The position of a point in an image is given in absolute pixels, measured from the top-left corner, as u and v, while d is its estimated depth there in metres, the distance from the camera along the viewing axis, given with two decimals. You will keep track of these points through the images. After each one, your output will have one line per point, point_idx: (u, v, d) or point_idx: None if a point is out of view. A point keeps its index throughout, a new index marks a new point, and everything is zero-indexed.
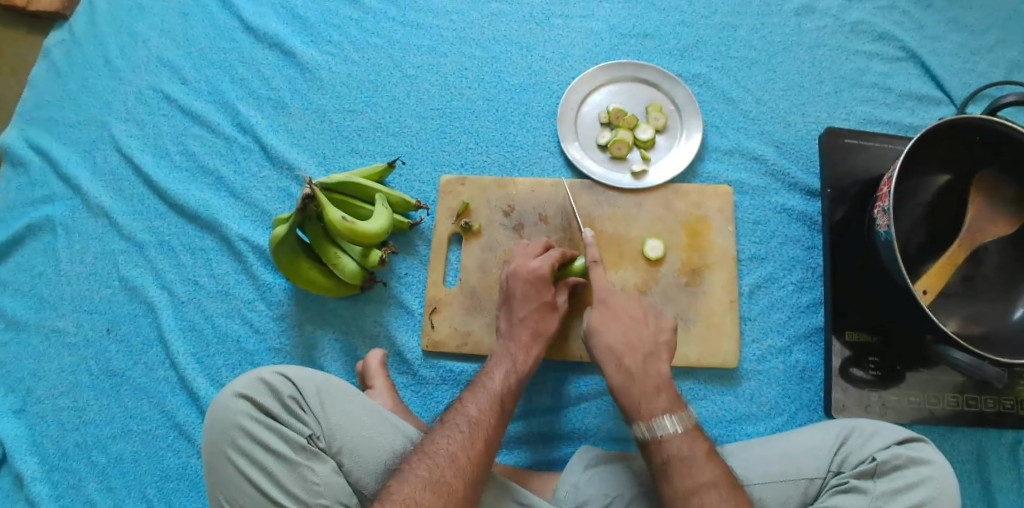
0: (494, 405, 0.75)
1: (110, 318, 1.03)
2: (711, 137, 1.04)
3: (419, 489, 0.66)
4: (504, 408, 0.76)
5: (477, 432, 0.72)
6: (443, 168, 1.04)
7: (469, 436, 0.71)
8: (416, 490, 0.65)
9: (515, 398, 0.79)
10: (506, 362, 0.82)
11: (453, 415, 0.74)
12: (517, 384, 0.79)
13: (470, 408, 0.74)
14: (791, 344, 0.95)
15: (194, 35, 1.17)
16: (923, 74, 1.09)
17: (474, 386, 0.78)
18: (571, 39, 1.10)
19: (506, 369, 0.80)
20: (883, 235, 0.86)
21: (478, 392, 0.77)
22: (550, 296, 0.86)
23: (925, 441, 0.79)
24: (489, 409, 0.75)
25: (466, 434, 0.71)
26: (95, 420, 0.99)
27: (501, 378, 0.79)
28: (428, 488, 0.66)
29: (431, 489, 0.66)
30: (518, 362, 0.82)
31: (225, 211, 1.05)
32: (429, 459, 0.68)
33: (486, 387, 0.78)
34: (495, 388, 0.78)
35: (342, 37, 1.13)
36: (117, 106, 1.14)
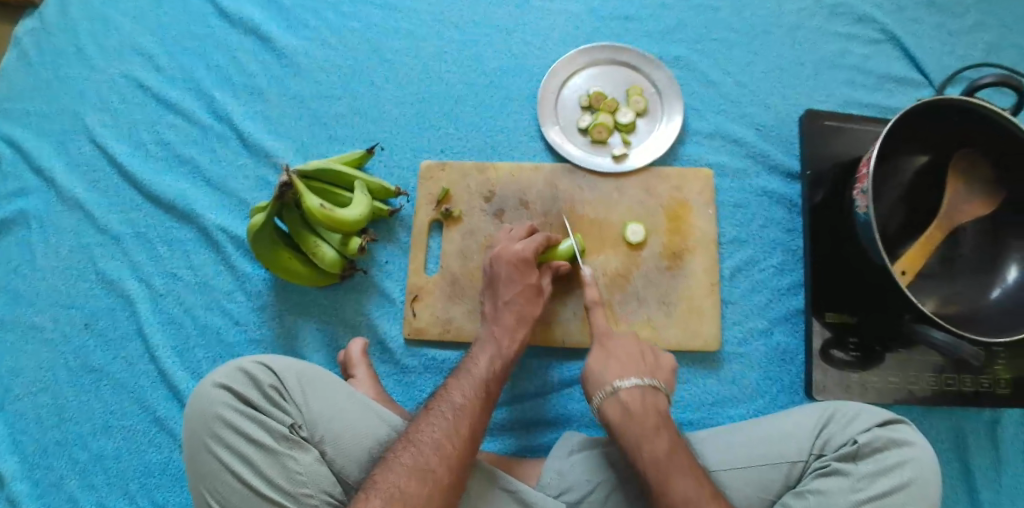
0: (479, 391, 0.75)
1: (87, 313, 1.01)
2: (692, 121, 1.03)
3: (404, 476, 0.65)
4: (489, 393, 0.76)
5: (461, 418, 0.71)
6: (423, 155, 1.02)
7: (453, 424, 0.70)
8: (400, 479, 0.65)
9: (500, 383, 0.78)
10: (490, 346, 0.81)
11: (437, 402, 0.74)
12: (501, 369, 0.79)
13: (454, 395, 0.74)
14: (772, 326, 0.96)
15: (167, 21, 1.14)
16: (903, 56, 1.09)
17: (459, 372, 0.78)
18: (550, 23, 1.08)
19: (490, 353, 0.80)
20: (862, 216, 0.86)
21: (463, 379, 0.76)
22: (535, 279, 0.86)
23: (903, 422, 0.80)
24: (475, 396, 0.74)
25: (451, 422, 0.71)
26: (75, 416, 0.97)
27: (486, 363, 0.79)
28: (412, 476, 0.65)
29: (415, 477, 0.65)
30: (503, 346, 0.81)
31: (203, 201, 1.04)
32: (414, 447, 0.68)
33: (471, 373, 0.77)
34: (479, 374, 0.77)
35: (319, 22, 1.11)
36: (90, 96, 1.12)
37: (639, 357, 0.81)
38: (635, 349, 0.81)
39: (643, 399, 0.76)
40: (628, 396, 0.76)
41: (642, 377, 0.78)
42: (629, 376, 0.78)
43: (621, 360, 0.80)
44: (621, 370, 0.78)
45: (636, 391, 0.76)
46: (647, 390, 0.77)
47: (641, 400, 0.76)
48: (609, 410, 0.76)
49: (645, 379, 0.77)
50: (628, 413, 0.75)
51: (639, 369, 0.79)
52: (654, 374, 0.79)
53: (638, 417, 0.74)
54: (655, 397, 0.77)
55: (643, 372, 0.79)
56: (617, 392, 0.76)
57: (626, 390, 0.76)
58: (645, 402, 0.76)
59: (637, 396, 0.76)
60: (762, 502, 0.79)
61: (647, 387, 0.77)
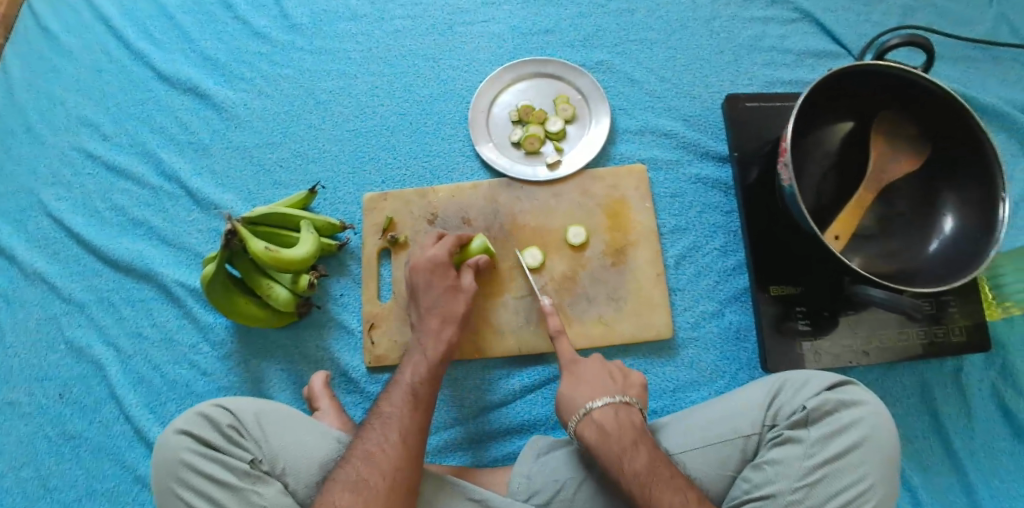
0: (407, 398, 0.78)
1: (60, 383, 1.03)
2: (621, 120, 1.07)
3: (351, 483, 0.68)
4: (418, 397, 0.78)
5: (405, 421, 0.75)
6: (366, 187, 1.06)
7: (397, 428, 0.74)
8: (334, 494, 0.68)
9: (433, 386, 0.81)
10: (418, 353, 0.84)
11: (380, 407, 0.77)
12: (431, 372, 0.82)
13: (383, 407, 0.77)
14: (722, 307, 0.98)
15: (110, 90, 1.18)
16: (818, 31, 1.13)
17: (390, 384, 0.81)
18: (475, 45, 1.12)
19: (417, 360, 0.83)
20: (787, 189, 0.89)
21: (402, 381, 0.80)
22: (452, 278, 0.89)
23: (853, 383, 0.81)
24: (402, 403, 0.77)
25: (380, 433, 0.73)
26: (58, 485, 0.99)
27: (412, 370, 0.82)
28: (346, 489, 0.68)
29: (349, 490, 0.68)
30: (429, 351, 0.84)
31: (160, 259, 1.06)
32: (347, 462, 0.71)
33: (399, 382, 0.80)
34: (417, 377, 0.81)
35: (254, 74, 1.15)
36: (42, 171, 1.14)
37: (610, 376, 0.84)
38: (603, 373, 0.84)
39: (618, 416, 0.78)
40: (601, 415, 0.78)
41: (613, 395, 0.80)
42: (600, 396, 0.80)
43: (592, 383, 0.82)
44: (592, 392, 0.81)
45: (608, 409, 0.78)
46: (619, 407, 0.79)
47: (615, 418, 0.77)
48: (586, 432, 0.78)
49: (616, 397, 0.79)
50: (606, 434, 0.76)
51: (610, 388, 0.81)
52: (625, 393, 0.81)
53: (614, 435, 0.76)
54: (628, 413, 0.79)
55: (613, 391, 0.81)
56: (590, 413, 0.78)
57: (599, 410, 0.78)
58: (621, 421, 0.77)
59: (611, 414, 0.78)
60: (723, 478, 0.81)
61: (619, 404, 0.79)
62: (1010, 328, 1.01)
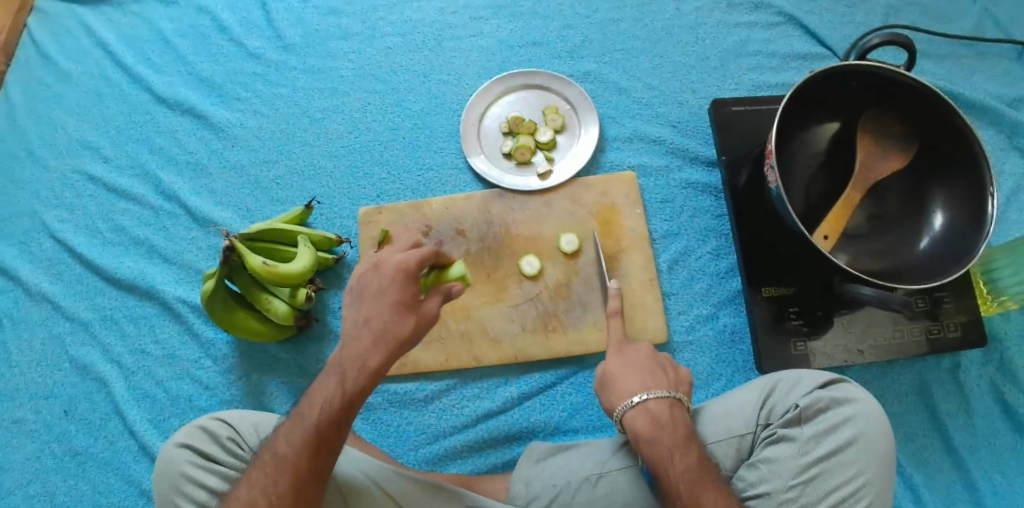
0: (303, 441, 0.68)
1: (66, 400, 1.05)
2: (610, 128, 1.09)
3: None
4: (319, 440, 0.68)
5: (315, 433, 0.68)
6: (362, 202, 1.08)
7: (306, 442, 0.68)
8: None
9: (341, 421, 0.69)
10: (331, 383, 0.69)
11: (290, 427, 0.70)
12: (339, 406, 0.68)
13: (281, 446, 0.69)
14: (716, 310, 0.99)
15: (109, 114, 1.21)
16: (802, 34, 1.15)
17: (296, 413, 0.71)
18: (465, 59, 1.15)
19: (329, 390, 0.69)
20: (775, 192, 0.91)
21: (330, 378, 0.69)
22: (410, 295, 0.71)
23: (845, 380, 0.82)
24: (298, 450, 0.68)
25: (269, 483, 0.68)
26: (66, 501, 1.00)
27: (318, 406, 0.69)
28: None
29: None
30: (342, 382, 0.69)
31: (161, 277, 1.08)
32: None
33: (302, 418, 0.69)
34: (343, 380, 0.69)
35: (249, 93, 1.17)
36: (45, 194, 1.17)
37: (660, 368, 0.81)
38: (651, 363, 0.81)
39: (672, 411, 0.76)
40: (655, 407, 0.76)
41: (667, 390, 0.78)
42: (654, 388, 0.78)
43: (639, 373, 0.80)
44: (644, 383, 0.79)
45: (663, 402, 0.77)
46: (672, 402, 0.77)
47: (668, 412, 0.76)
48: (635, 420, 0.76)
49: (672, 392, 0.78)
50: (660, 426, 0.75)
51: (662, 383, 0.79)
52: (677, 388, 0.80)
53: (667, 429, 0.74)
54: (680, 410, 0.77)
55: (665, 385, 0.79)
56: (645, 403, 0.76)
57: (653, 402, 0.76)
58: (674, 417, 0.76)
59: (665, 407, 0.76)
60: None
61: (673, 400, 0.77)
62: (1005, 321, 1.02)
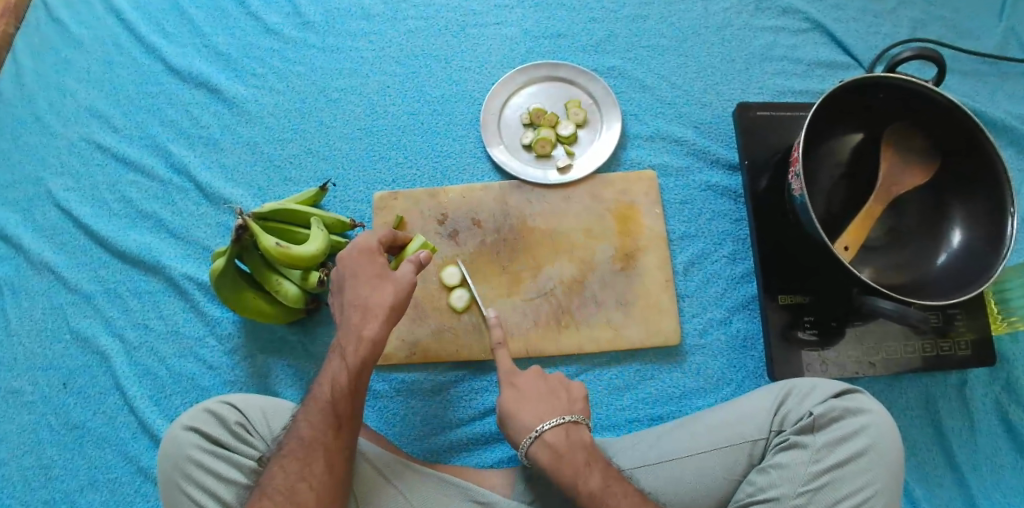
0: (324, 421, 0.73)
1: (65, 372, 1.03)
2: (632, 126, 1.08)
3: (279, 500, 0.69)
4: (337, 417, 0.73)
5: (338, 410, 0.73)
6: (377, 186, 1.06)
7: (330, 422, 0.72)
8: None
9: (353, 396, 0.74)
10: (337, 364, 0.75)
11: (308, 411, 0.74)
12: (349, 381, 0.74)
13: (302, 429, 0.73)
14: (730, 314, 0.98)
15: (120, 83, 1.18)
16: (830, 41, 1.14)
17: (307, 399, 0.75)
18: (487, 47, 1.13)
19: (336, 370, 0.75)
20: (798, 199, 0.90)
21: (337, 357, 0.75)
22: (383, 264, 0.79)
23: (860, 391, 0.81)
24: (321, 428, 0.72)
25: (297, 466, 0.71)
26: (61, 475, 0.98)
27: (329, 386, 0.74)
28: None
29: None
30: (347, 356, 0.74)
31: (167, 252, 1.07)
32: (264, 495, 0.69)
33: (317, 400, 0.74)
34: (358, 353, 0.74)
35: (266, 69, 1.15)
36: (51, 162, 1.14)
37: (551, 394, 0.79)
38: (545, 386, 0.80)
39: (569, 436, 0.75)
40: (551, 436, 0.74)
41: (562, 414, 0.76)
42: (547, 416, 0.76)
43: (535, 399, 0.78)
44: (537, 412, 0.77)
45: (558, 431, 0.75)
46: (569, 426, 0.76)
47: (566, 438, 0.75)
48: (537, 454, 0.74)
49: (566, 417, 0.76)
50: (560, 458, 0.74)
51: (557, 407, 0.77)
52: (571, 409, 0.78)
53: (567, 459, 0.74)
54: (578, 432, 0.76)
55: (562, 411, 0.77)
56: (540, 435, 0.74)
57: (549, 431, 0.75)
58: (572, 442, 0.75)
59: (561, 437, 0.75)
60: (729, 483, 0.81)
61: (569, 424, 0.76)
62: (1014, 342, 1.01)
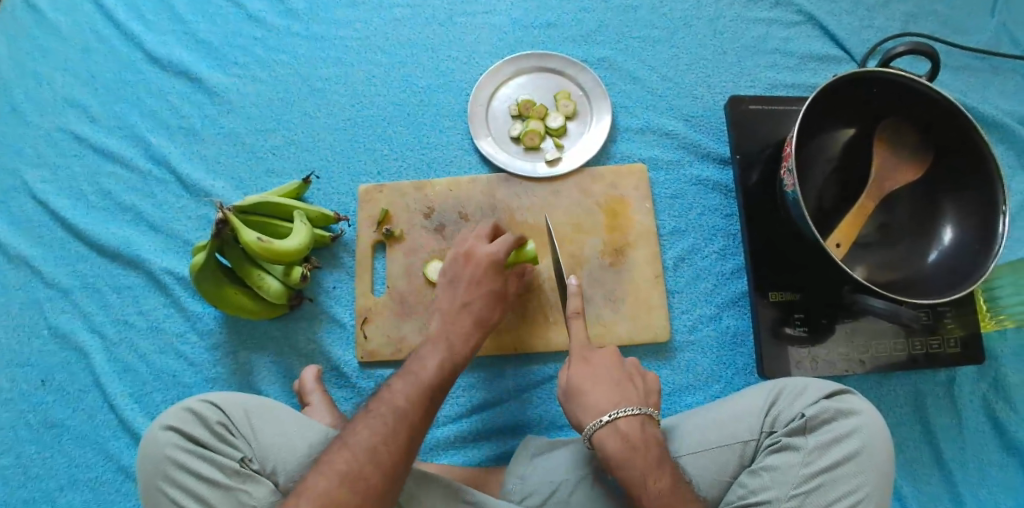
0: (420, 394, 0.76)
1: (43, 370, 1.00)
2: (623, 119, 1.06)
3: (354, 458, 0.69)
4: (431, 398, 0.76)
5: (401, 423, 0.72)
6: (362, 179, 1.04)
7: (391, 430, 0.71)
8: (329, 487, 0.67)
9: (446, 386, 0.79)
10: (441, 348, 0.81)
11: (397, 382, 0.77)
12: (448, 372, 0.80)
13: (395, 396, 0.75)
14: (720, 311, 0.97)
15: (99, 71, 1.14)
16: (822, 34, 1.12)
17: (405, 373, 0.79)
18: (476, 37, 1.10)
19: (440, 355, 0.80)
20: (791, 194, 0.89)
21: (409, 378, 0.77)
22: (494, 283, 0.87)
23: (851, 391, 0.80)
24: (416, 400, 0.75)
25: (383, 430, 0.71)
26: (39, 474, 0.96)
27: (434, 367, 0.79)
28: (339, 485, 0.67)
29: (342, 487, 0.67)
30: (453, 348, 0.81)
31: (148, 246, 1.04)
32: (346, 452, 0.69)
33: (417, 374, 0.78)
34: (428, 374, 0.78)
35: (248, 58, 1.12)
36: (27, 152, 1.11)
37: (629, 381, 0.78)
38: (621, 371, 0.79)
39: (643, 429, 0.74)
40: (626, 426, 0.73)
41: (639, 405, 0.75)
42: (625, 404, 0.75)
43: (609, 385, 0.77)
44: (613, 400, 0.75)
45: (635, 420, 0.74)
46: (644, 419, 0.74)
47: (641, 430, 0.73)
48: (606, 439, 0.73)
49: (643, 409, 0.75)
50: (631, 447, 0.72)
51: (631, 398, 0.76)
52: (647, 403, 0.77)
53: (640, 451, 0.72)
54: (652, 426, 0.75)
55: (635, 402, 0.76)
56: (614, 422, 0.73)
57: (625, 420, 0.74)
58: (644, 434, 0.74)
59: (636, 426, 0.73)
60: (718, 483, 0.80)
61: (646, 416, 0.75)
62: (1001, 339, 1.01)
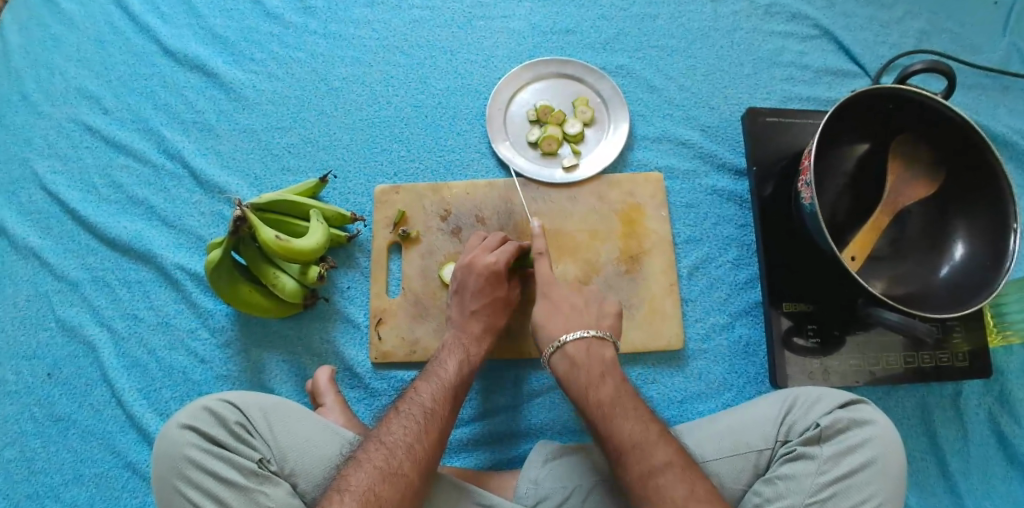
0: (447, 395, 0.79)
1: (50, 363, 0.99)
2: (639, 127, 1.06)
3: (389, 453, 0.71)
4: (455, 397, 0.80)
5: (431, 422, 0.75)
6: (378, 179, 1.04)
7: (423, 427, 0.74)
8: (375, 482, 0.68)
9: (466, 387, 0.82)
10: (457, 351, 0.85)
11: (422, 382, 0.80)
12: (468, 374, 0.83)
13: (424, 397, 0.78)
14: (733, 320, 0.98)
15: (113, 63, 1.14)
16: (837, 49, 1.13)
17: (427, 375, 0.81)
18: (494, 41, 1.11)
19: (458, 358, 0.83)
20: (808, 207, 0.90)
21: (431, 381, 0.80)
22: (502, 292, 0.89)
23: (865, 402, 0.81)
24: (443, 400, 0.78)
25: (419, 426, 0.74)
26: (44, 467, 0.95)
27: (454, 368, 0.82)
28: (384, 479, 0.69)
29: (387, 481, 0.69)
30: (470, 352, 0.85)
31: (159, 240, 1.03)
32: (386, 448, 0.72)
33: (439, 376, 0.81)
34: (448, 377, 0.81)
35: (264, 55, 1.12)
36: (37, 143, 1.10)
37: (580, 309, 0.88)
38: (580, 299, 0.89)
39: (588, 351, 0.83)
40: (573, 349, 0.83)
41: (586, 329, 0.85)
42: (574, 330, 0.85)
43: (567, 313, 0.87)
44: (566, 326, 0.86)
45: (580, 342, 0.83)
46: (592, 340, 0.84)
47: (585, 351, 0.82)
48: (557, 364, 0.84)
49: (590, 332, 0.84)
50: (575, 364, 0.82)
51: (584, 321, 0.86)
52: (599, 327, 0.86)
53: (581, 364, 0.82)
54: (600, 348, 0.83)
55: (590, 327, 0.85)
56: (562, 346, 0.84)
57: (571, 343, 0.83)
58: (592, 354, 0.82)
59: (581, 349, 0.83)
60: (733, 492, 0.80)
61: (592, 338, 0.84)
62: (1008, 355, 1.02)
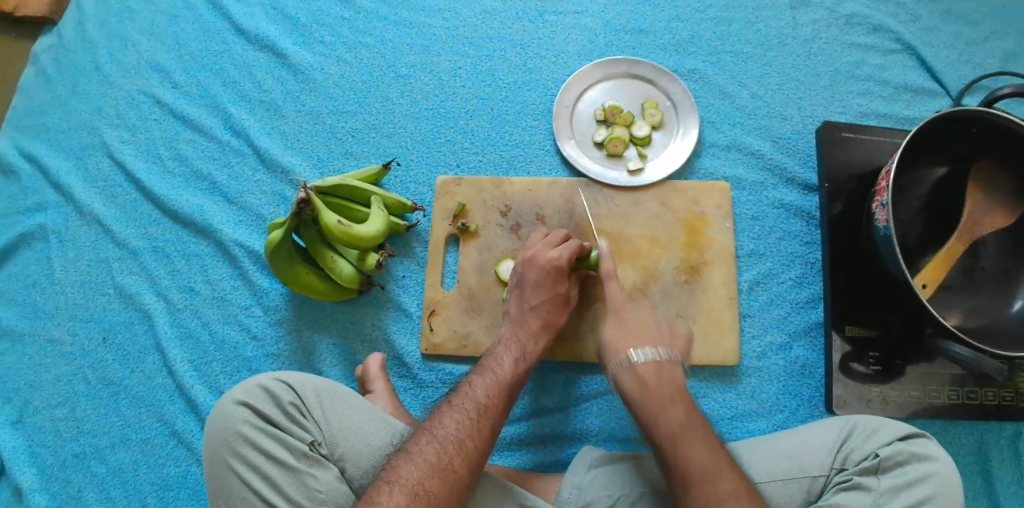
0: (500, 393, 0.78)
1: (105, 327, 1.01)
2: (709, 134, 1.04)
3: (443, 447, 0.71)
4: (508, 395, 0.79)
5: (484, 419, 0.74)
6: (440, 170, 1.03)
7: (476, 424, 0.73)
8: (424, 477, 0.68)
9: (520, 385, 0.81)
10: (514, 347, 0.84)
11: (476, 377, 0.79)
12: (523, 371, 0.82)
13: (477, 392, 0.77)
14: (791, 340, 0.95)
15: (184, 37, 1.15)
16: (919, 65, 1.08)
17: (482, 370, 0.81)
18: (564, 36, 1.09)
19: (513, 354, 0.83)
20: (882, 229, 0.86)
21: (486, 377, 0.79)
22: (563, 288, 0.87)
23: (928, 437, 0.78)
24: (496, 397, 0.77)
25: (472, 421, 0.74)
26: (93, 428, 0.97)
27: (510, 365, 0.81)
28: (434, 474, 0.68)
29: (438, 476, 0.68)
30: (526, 349, 0.84)
31: (219, 216, 1.04)
32: (437, 442, 0.71)
33: (494, 372, 0.80)
34: (503, 375, 0.80)
35: (333, 38, 1.12)
36: (107, 111, 1.12)
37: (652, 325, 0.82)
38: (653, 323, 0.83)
39: (659, 370, 0.77)
40: (643, 368, 0.77)
41: (656, 349, 0.79)
42: (644, 347, 0.79)
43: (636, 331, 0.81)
44: (636, 340, 0.80)
45: (650, 363, 0.77)
46: (663, 362, 0.78)
47: (656, 372, 0.77)
48: (624, 381, 0.78)
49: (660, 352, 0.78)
50: (647, 386, 0.76)
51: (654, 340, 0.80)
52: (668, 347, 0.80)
53: (652, 387, 0.75)
54: (671, 369, 0.78)
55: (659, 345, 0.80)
56: (633, 364, 0.78)
57: (642, 363, 0.77)
58: (663, 375, 0.77)
59: (653, 370, 0.77)
60: None
61: (663, 360, 0.78)
62: None
